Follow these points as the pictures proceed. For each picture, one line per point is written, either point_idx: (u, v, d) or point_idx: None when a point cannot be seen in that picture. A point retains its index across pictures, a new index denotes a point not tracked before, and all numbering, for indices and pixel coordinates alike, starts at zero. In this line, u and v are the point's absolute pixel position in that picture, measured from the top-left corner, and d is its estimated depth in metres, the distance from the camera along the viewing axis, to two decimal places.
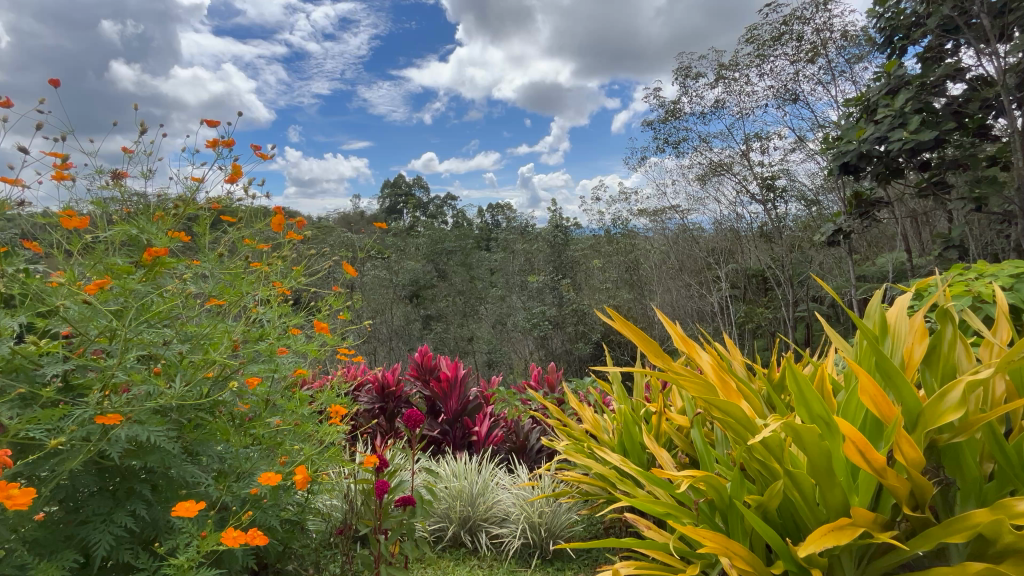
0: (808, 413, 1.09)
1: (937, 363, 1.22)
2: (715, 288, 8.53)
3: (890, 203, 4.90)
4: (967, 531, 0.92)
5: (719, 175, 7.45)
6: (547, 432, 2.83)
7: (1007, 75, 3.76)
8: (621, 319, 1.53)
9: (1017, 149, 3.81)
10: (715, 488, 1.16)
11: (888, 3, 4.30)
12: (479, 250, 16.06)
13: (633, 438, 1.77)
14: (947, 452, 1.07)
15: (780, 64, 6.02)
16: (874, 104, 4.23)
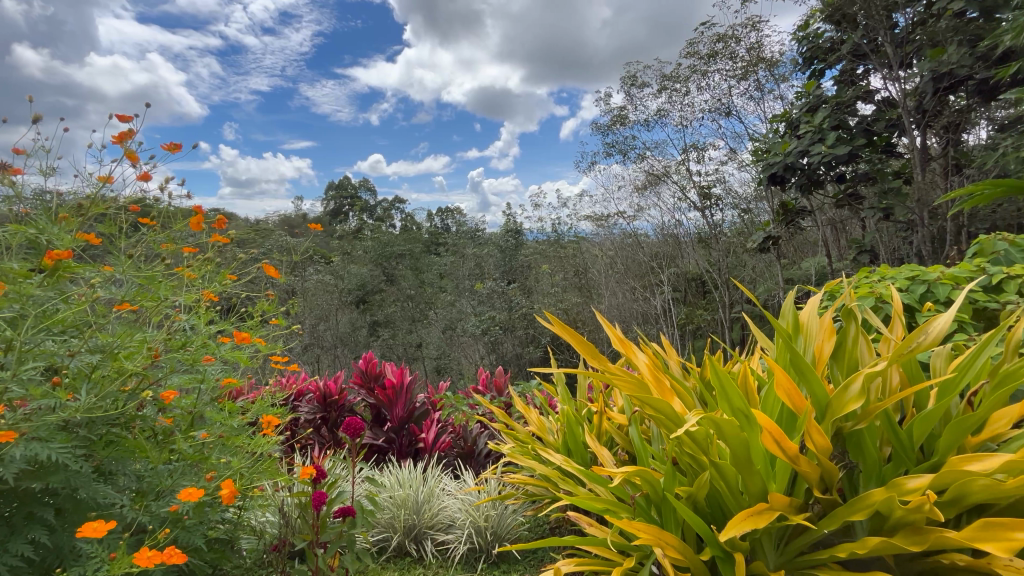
0: (730, 406, 1.16)
1: (843, 357, 1.34)
2: (658, 292, 8.90)
3: (812, 211, 5.32)
4: (866, 509, 1.01)
5: (661, 183, 7.80)
6: (494, 436, 2.81)
7: (908, 98, 4.22)
8: (560, 322, 1.56)
9: (916, 164, 4.25)
10: (649, 481, 1.21)
11: (808, 28, 4.70)
12: (428, 254, 15.89)
13: (576, 438, 1.81)
14: (851, 439, 1.18)
15: (716, 79, 6.40)
16: (797, 120, 4.60)
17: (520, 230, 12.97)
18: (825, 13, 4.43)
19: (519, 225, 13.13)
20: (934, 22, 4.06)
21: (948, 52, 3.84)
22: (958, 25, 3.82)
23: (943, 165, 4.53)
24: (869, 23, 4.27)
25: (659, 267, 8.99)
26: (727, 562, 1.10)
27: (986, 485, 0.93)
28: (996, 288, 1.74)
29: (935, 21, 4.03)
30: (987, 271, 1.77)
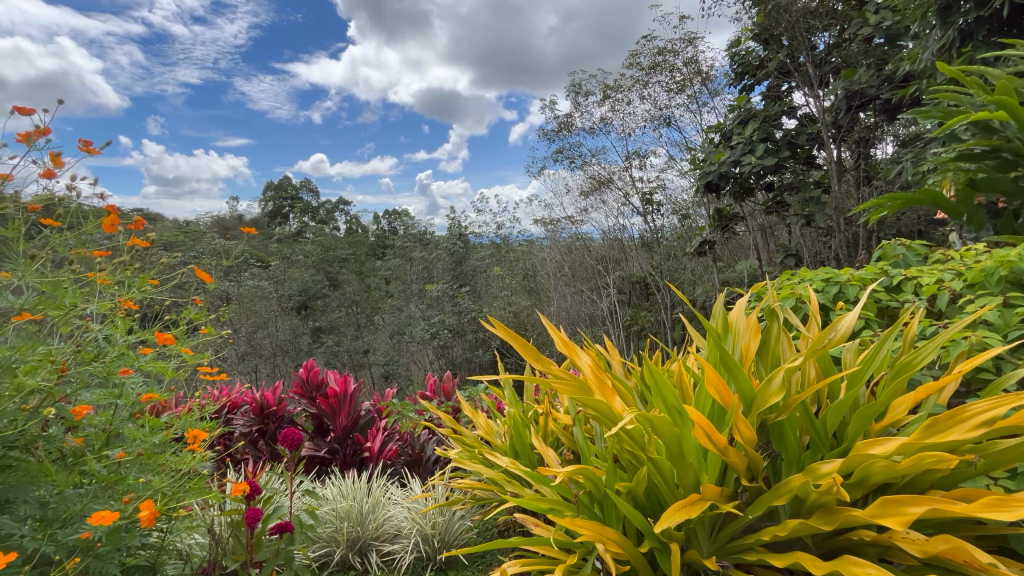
0: (665, 403, 1.22)
1: (767, 354, 1.45)
2: (604, 294, 9.17)
3: (744, 218, 5.68)
4: (787, 495, 1.09)
5: (605, 188, 8.07)
6: (442, 442, 2.77)
7: (826, 114, 4.60)
8: (503, 326, 1.57)
9: (833, 175, 4.64)
10: (591, 479, 1.25)
11: (739, 46, 5.04)
12: (374, 258, 15.53)
13: (523, 440, 1.82)
14: (774, 430, 1.27)
15: (656, 90, 6.70)
16: (730, 132, 4.91)
17: (469, 233, 12.95)
18: (755, 32, 4.76)
19: (467, 228, 13.10)
20: (848, 46, 4.48)
21: (859, 73, 4.33)
22: (867, 48, 4.35)
23: (856, 176, 4.98)
24: (793, 44, 4.63)
25: (605, 270, 9.27)
26: (664, 552, 1.15)
27: (884, 466, 1.03)
28: (896, 288, 1.92)
29: (847, 45, 4.51)
30: (888, 273, 1.96)
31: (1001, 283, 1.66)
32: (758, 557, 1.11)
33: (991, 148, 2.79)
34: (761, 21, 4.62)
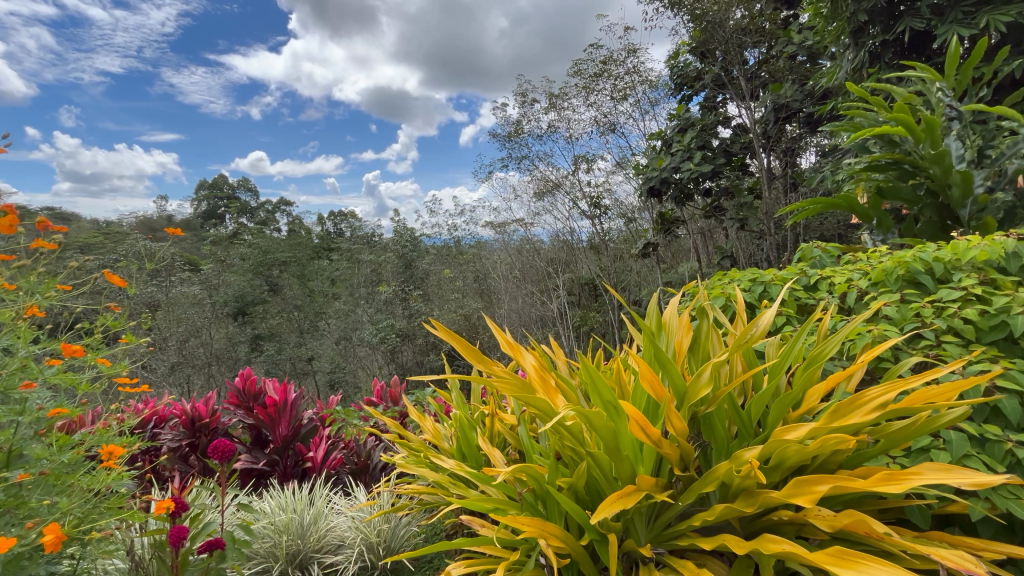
0: (602, 399, 1.27)
1: (698, 350, 1.53)
2: (554, 295, 9.52)
3: (685, 221, 5.97)
4: (714, 481, 1.16)
5: (554, 192, 8.31)
6: (390, 448, 2.70)
7: (757, 124, 4.93)
8: (446, 328, 1.56)
9: (764, 182, 4.97)
10: (534, 477, 1.27)
11: (678, 58, 5.29)
12: (318, 261, 15.08)
13: (470, 443, 1.81)
14: (704, 421, 1.35)
15: (602, 97, 6.93)
16: (670, 139, 5.16)
17: (418, 236, 12.79)
18: (692, 46, 5.02)
19: (417, 230, 12.98)
20: (775, 62, 4.81)
21: (785, 88, 4.67)
22: (792, 65, 4.79)
23: (784, 182, 5.34)
24: (727, 58, 4.91)
25: (555, 271, 9.64)
26: (603, 543, 1.20)
27: (798, 449, 1.12)
28: (814, 287, 2.07)
29: (774, 61, 4.85)
30: (807, 273, 2.11)
31: (901, 281, 1.84)
32: (690, 542, 1.17)
33: (894, 160, 3.10)
34: (698, 35, 4.88)
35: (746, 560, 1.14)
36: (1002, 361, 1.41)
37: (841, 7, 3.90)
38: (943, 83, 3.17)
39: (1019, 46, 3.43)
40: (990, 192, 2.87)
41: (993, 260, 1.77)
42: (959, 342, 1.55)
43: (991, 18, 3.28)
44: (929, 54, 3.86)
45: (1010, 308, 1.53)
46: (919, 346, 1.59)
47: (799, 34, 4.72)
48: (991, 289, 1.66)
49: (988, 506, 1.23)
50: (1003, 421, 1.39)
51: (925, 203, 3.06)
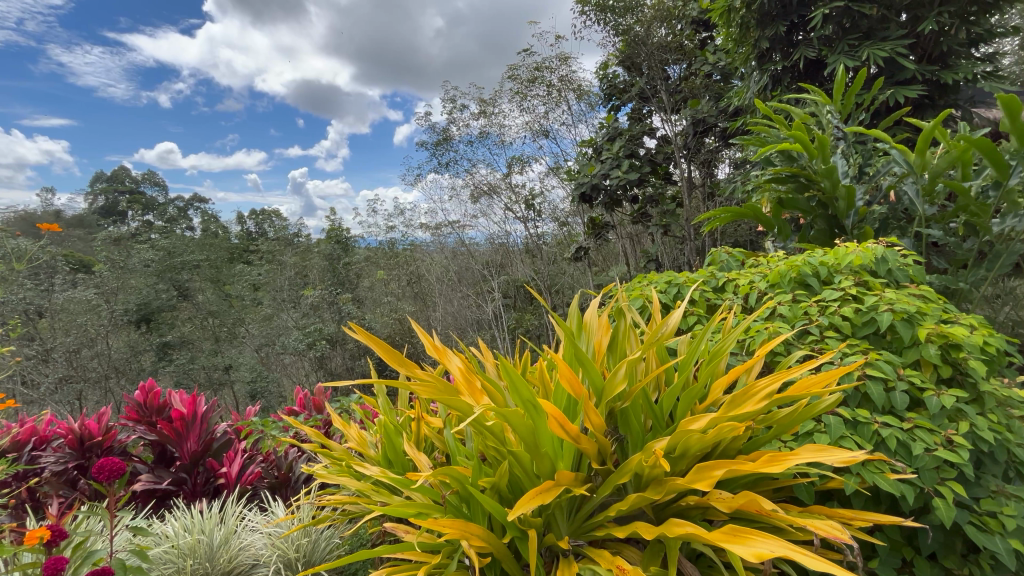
0: (523, 398, 1.30)
1: (616, 348, 1.62)
2: (490, 298, 9.73)
3: (615, 227, 6.27)
4: (628, 472, 1.23)
5: (489, 196, 8.51)
6: (313, 459, 2.56)
7: (679, 136, 5.27)
8: (364, 331, 1.51)
9: (685, 191, 5.35)
10: (457, 478, 1.28)
11: (607, 69, 5.50)
12: (237, 264, 14.48)
13: (396, 448, 1.76)
14: (621, 417, 1.42)
15: (535, 102, 7.09)
16: (600, 146, 5.38)
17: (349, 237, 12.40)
18: (619, 59, 5.27)
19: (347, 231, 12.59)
20: (694, 79, 5.18)
21: (703, 104, 5.02)
22: (708, 83, 5.18)
23: (703, 191, 5.74)
24: (651, 72, 5.20)
25: (490, 274, 9.83)
26: (524, 539, 1.23)
27: (699, 438, 1.22)
28: (721, 289, 2.25)
29: (693, 78, 5.21)
30: (715, 276, 2.29)
31: (793, 283, 2.05)
32: (606, 532, 1.23)
33: (792, 173, 3.44)
34: (625, 49, 5.12)
35: (656, 545, 1.21)
36: (870, 353, 1.61)
37: (749, 32, 4.28)
38: (832, 106, 3.55)
39: (891, 78, 3.94)
40: (869, 205, 3.28)
41: (867, 265, 2.02)
42: (839, 337, 1.76)
43: (870, 51, 3.74)
44: (821, 81, 4.34)
45: (879, 306, 1.76)
46: (808, 341, 1.78)
47: (714, 55, 5.12)
48: (864, 290, 1.90)
49: (859, 480, 1.40)
50: (872, 405, 1.60)
51: (817, 214, 3.43)
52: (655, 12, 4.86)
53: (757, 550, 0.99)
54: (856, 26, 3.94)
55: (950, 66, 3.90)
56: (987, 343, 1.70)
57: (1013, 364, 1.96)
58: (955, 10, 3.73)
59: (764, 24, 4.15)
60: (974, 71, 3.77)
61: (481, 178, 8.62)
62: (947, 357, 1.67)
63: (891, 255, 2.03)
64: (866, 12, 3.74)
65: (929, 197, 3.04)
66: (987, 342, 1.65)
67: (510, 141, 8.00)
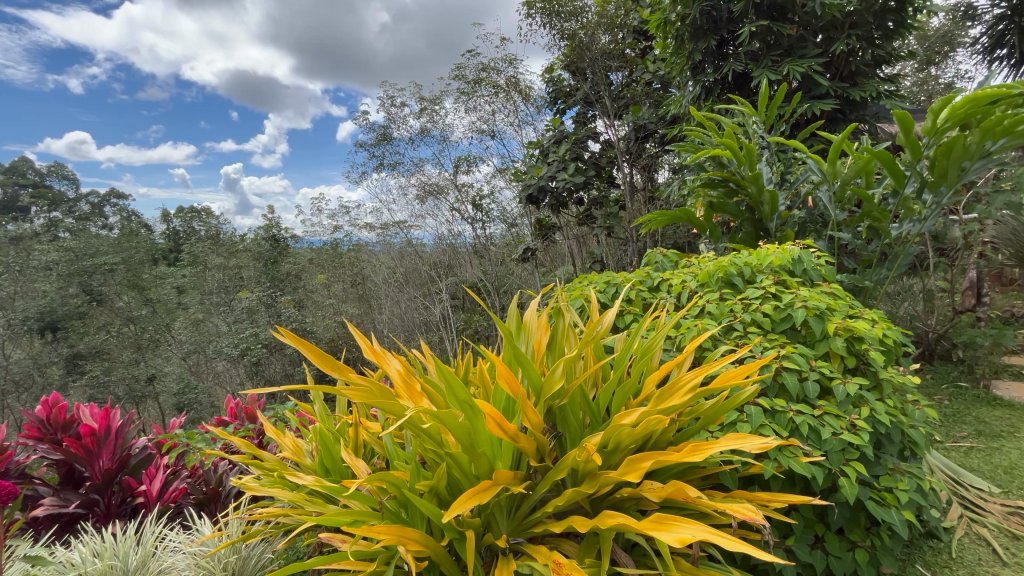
0: (459, 399, 1.30)
1: (555, 347, 1.66)
2: (438, 300, 9.68)
3: (561, 228, 6.41)
4: (564, 469, 1.26)
5: (435, 197, 8.64)
6: (244, 472, 2.41)
7: (622, 141, 5.46)
8: (293, 334, 1.44)
9: (628, 195, 5.57)
10: (394, 483, 1.26)
11: (552, 73, 5.60)
12: (161, 266, 13.57)
13: (332, 456, 1.70)
14: (559, 415, 1.46)
15: (482, 102, 7.13)
16: (546, 148, 5.49)
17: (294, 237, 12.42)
18: (564, 63, 5.38)
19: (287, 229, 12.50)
20: (635, 86, 5.38)
21: (644, 111, 5.23)
22: (648, 91, 5.40)
23: (645, 196, 5.84)
24: (595, 78, 5.35)
25: (437, 275, 9.81)
26: (462, 541, 1.23)
27: (631, 431, 1.27)
28: (656, 288, 2.35)
29: (635, 85, 5.41)
30: (650, 277, 2.39)
31: (720, 282, 2.17)
32: (544, 528, 1.25)
33: (723, 179, 3.65)
34: (570, 53, 5.24)
35: (592, 537, 1.25)
36: (786, 347, 1.75)
37: (683, 45, 4.51)
38: (757, 117, 3.80)
39: (808, 93, 4.28)
40: (790, 209, 3.55)
41: (785, 265, 2.18)
42: (760, 332, 1.88)
43: (790, 68, 4.04)
44: (748, 92, 4.64)
45: (795, 303, 1.89)
46: (732, 336, 1.90)
47: (654, 64, 5.33)
48: (783, 289, 2.05)
49: (776, 464, 1.51)
50: (788, 394, 1.72)
51: (745, 217, 3.67)
52: (599, 19, 5.02)
53: (680, 535, 1.04)
54: (778, 44, 4.24)
55: (859, 84, 4.28)
56: (886, 336, 1.88)
57: (908, 354, 2.19)
58: (862, 33, 4.12)
59: (697, 37, 4.38)
60: (878, 90, 4.17)
61: (428, 177, 8.65)
62: (853, 349, 1.83)
63: (806, 256, 2.21)
64: (786, 31, 4.04)
65: (840, 203, 3.33)
66: (885, 335, 1.83)
67: (456, 142, 8.01)
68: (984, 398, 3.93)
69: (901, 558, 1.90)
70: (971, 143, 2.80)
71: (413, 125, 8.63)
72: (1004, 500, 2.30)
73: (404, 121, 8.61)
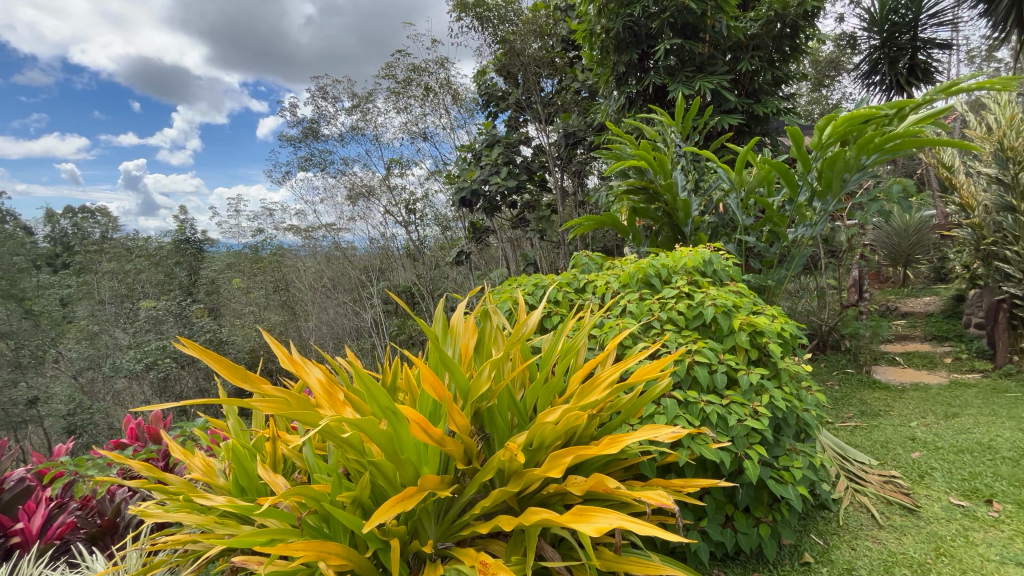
0: (381, 405, 1.27)
1: (482, 350, 1.68)
2: (369, 305, 9.37)
3: (495, 232, 6.41)
4: (492, 470, 1.27)
5: (366, 199, 8.40)
6: (147, 498, 2.17)
7: (552, 147, 5.61)
8: (196, 344, 1.33)
9: (558, 199, 5.73)
10: (313, 496, 1.21)
11: (484, 76, 5.62)
12: (45, 274, 11.99)
13: (248, 473, 1.59)
14: (487, 417, 1.47)
15: (413, 103, 7.03)
16: (479, 152, 5.53)
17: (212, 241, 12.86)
18: (496, 66, 5.41)
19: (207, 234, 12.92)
20: (565, 93, 5.54)
21: (573, 119, 5.42)
22: (576, 99, 5.61)
23: (575, 200, 6.07)
24: (527, 84, 5.46)
25: (369, 280, 9.51)
26: (386, 551, 1.21)
27: (553, 428, 1.31)
28: (582, 290, 2.43)
29: (564, 93, 5.58)
30: (576, 278, 2.47)
31: (640, 283, 2.29)
32: (471, 531, 1.26)
33: (643, 186, 3.85)
34: (502, 58, 5.30)
35: (519, 535, 1.27)
36: (697, 342, 1.88)
37: (608, 56, 4.72)
38: (674, 127, 4.02)
39: (719, 107, 4.64)
40: (703, 214, 3.82)
41: (697, 267, 2.34)
42: (675, 329, 2.01)
43: (702, 83, 4.36)
44: (666, 104, 4.94)
45: (705, 302, 2.04)
46: (651, 334, 2.01)
47: (582, 73, 5.49)
48: (695, 289, 2.20)
49: (690, 452, 1.62)
50: (700, 386, 1.86)
51: (663, 222, 3.93)
52: (528, 26, 5.15)
53: (598, 525, 1.09)
54: (691, 60, 4.56)
55: (761, 101, 4.70)
56: (783, 329, 2.09)
57: (803, 345, 2.43)
58: (763, 56, 4.54)
59: (620, 50, 4.61)
60: (777, 107, 4.61)
61: (359, 179, 8.41)
62: (755, 342, 2.01)
63: (715, 258, 2.38)
64: (698, 49, 4.36)
65: (746, 209, 3.64)
66: (782, 329, 2.03)
67: (388, 142, 7.85)
68: (867, 381, 4.47)
69: (800, 530, 2.11)
70: (849, 158, 3.17)
71: (343, 122, 8.34)
72: (881, 471, 2.62)
73: (334, 119, 8.32)
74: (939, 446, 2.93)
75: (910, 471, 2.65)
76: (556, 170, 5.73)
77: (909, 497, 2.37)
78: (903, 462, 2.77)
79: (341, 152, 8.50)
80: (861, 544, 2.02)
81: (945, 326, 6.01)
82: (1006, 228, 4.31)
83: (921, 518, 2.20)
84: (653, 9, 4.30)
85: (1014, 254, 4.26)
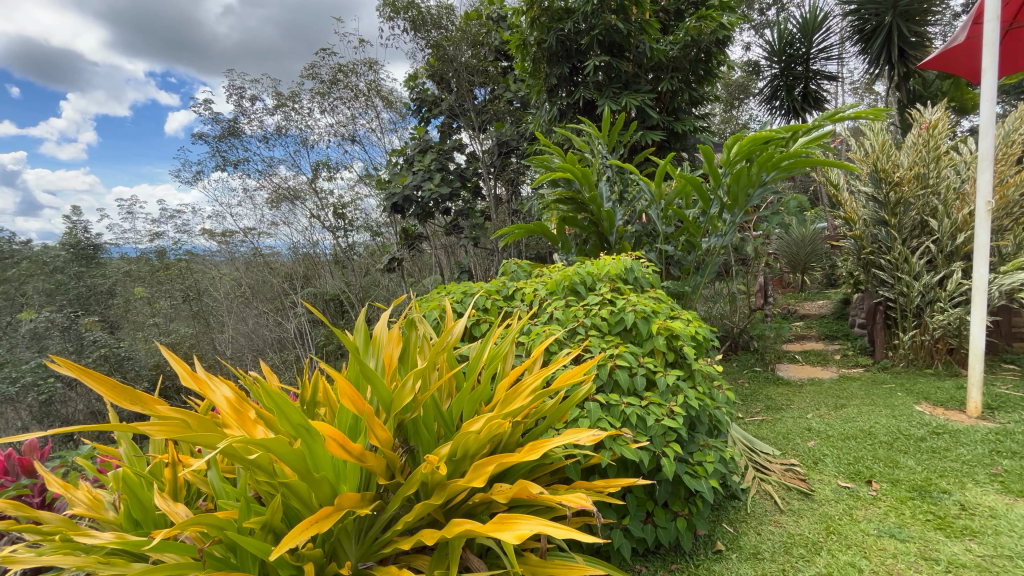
0: (294, 422, 1.20)
1: (407, 361, 1.65)
2: (292, 315, 8.87)
3: (428, 238, 6.32)
4: (414, 483, 1.24)
5: (290, 202, 7.96)
6: (16, 540, 1.86)
7: (485, 154, 5.65)
8: (74, 364, 1.19)
9: (491, 207, 5.75)
10: (217, 524, 1.12)
11: (416, 81, 5.54)
12: None
13: (142, 504, 1.43)
14: (411, 429, 1.44)
15: (340, 105, 6.78)
16: (411, 157, 5.42)
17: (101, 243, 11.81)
18: (429, 71, 5.35)
19: (99, 236, 11.81)
20: (497, 103, 5.62)
21: (506, 128, 5.51)
22: (509, 109, 5.70)
23: (509, 208, 6.12)
24: (459, 91, 5.46)
25: (292, 288, 9.00)
26: None
27: (477, 437, 1.31)
28: (511, 297, 2.44)
29: (496, 101, 5.64)
30: (506, 285, 2.48)
31: (566, 290, 2.36)
32: (393, 548, 1.23)
33: (571, 196, 3.99)
34: (434, 64, 5.26)
35: (443, 548, 1.26)
36: (619, 347, 1.97)
37: (540, 67, 4.84)
38: (601, 139, 4.14)
39: (642, 123, 4.89)
40: (627, 224, 4.00)
41: (620, 274, 2.44)
42: (599, 334, 2.09)
43: (627, 100, 4.60)
44: (595, 117, 5.12)
45: (628, 308, 2.13)
46: (576, 340, 2.07)
47: (515, 84, 5.59)
48: (617, 295, 2.29)
49: (611, 453, 1.69)
50: (621, 388, 1.94)
51: (591, 231, 4.10)
52: (462, 35, 5.17)
53: (519, 532, 1.10)
54: (617, 77, 4.78)
55: (680, 119, 5.04)
56: (697, 332, 2.23)
57: (715, 347, 2.61)
58: (681, 77, 4.87)
59: (552, 62, 4.74)
60: (694, 125, 4.98)
61: (282, 181, 7.97)
62: (671, 345, 2.12)
63: (636, 265, 2.49)
64: (623, 67, 4.59)
65: (666, 220, 3.87)
66: (696, 332, 2.16)
67: (315, 143, 7.51)
68: (772, 378, 4.90)
69: (714, 520, 2.26)
70: (752, 174, 3.47)
71: (266, 121, 7.86)
72: (782, 460, 2.87)
73: (256, 117, 7.82)
74: (829, 435, 3.27)
75: (807, 459, 2.94)
76: (488, 177, 5.76)
77: (806, 482, 2.62)
78: (800, 450, 3.06)
79: (263, 153, 8.01)
80: (766, 528, 2.20)
81: (835, 326, 6.74)
82: (881, 240, 4.93)
83: (815, 500, 2.44)
84: (582, 26, 4.48)
85: (888, 262, 4.88)
